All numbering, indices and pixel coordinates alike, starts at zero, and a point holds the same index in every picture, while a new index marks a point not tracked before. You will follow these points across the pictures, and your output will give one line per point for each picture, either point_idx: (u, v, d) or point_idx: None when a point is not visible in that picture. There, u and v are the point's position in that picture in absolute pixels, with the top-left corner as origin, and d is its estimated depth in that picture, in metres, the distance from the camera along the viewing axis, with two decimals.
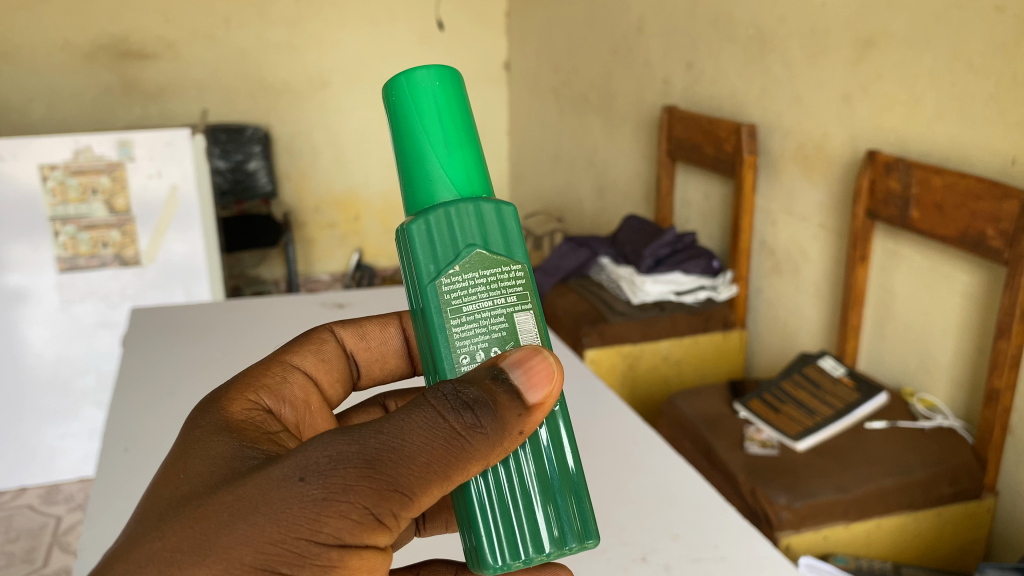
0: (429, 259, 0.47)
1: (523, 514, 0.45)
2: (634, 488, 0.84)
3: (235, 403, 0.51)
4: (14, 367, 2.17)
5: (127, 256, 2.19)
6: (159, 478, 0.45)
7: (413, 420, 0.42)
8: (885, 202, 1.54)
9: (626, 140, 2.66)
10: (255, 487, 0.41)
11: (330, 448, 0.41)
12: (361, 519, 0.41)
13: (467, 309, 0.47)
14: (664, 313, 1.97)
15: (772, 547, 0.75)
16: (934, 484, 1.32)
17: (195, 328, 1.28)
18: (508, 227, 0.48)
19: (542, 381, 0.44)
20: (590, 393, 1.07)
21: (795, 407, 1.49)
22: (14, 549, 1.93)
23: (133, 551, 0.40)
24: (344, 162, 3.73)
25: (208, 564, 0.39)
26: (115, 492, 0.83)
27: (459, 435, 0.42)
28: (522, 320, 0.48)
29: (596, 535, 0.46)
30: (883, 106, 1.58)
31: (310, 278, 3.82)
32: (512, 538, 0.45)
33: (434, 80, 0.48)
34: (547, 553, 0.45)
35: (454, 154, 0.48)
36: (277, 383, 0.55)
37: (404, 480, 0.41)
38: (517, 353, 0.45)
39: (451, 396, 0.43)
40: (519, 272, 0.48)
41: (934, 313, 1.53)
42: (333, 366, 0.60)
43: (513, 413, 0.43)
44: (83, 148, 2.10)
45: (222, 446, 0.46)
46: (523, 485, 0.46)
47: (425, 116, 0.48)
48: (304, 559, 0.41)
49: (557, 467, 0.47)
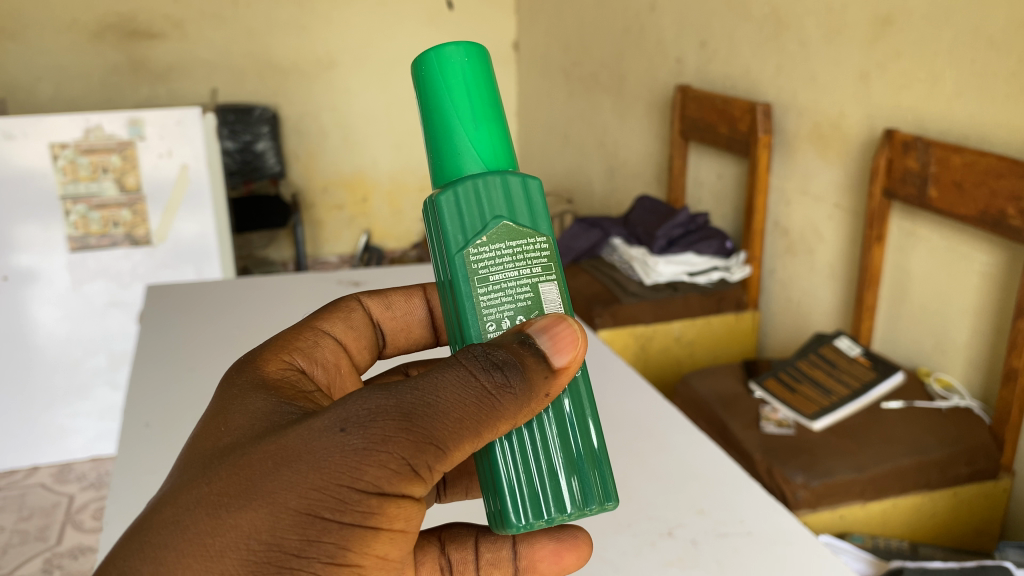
0: (456, 231, 0.47)
1: (546, 477, 0.46)
2: (657, 463, 0.84)
3: (270, 363, 0.51)
4: (25, 347, 2.17)
5: (138, 236, 2.19)
6: (201, 432, 0.45)
7: (445, 378, 0.42)
8: (903, 181, 1.53)
9: (637, 120, 2.65)
10: (297, 437, 0.41)
11: (369, 401, 0.41)
12: (399, 469, 0.41)
13: (493, 278, 0.47)
14: (677, 293, 1.96)
15: (798, 522, 0.75)
16: (951, 463, 1.32)
17: (213, 305, 1.28)
18: (534, 200, 0.48)
19: (567, 347, 0.44)
20: (611, 371, 1.07)
21: (811, 387, 1.48)
22: (27, 527, 1.93)
23: (181, 497, 0.40)
24: (352, 142, 3.71)
25: (254, 508, 0.39)
26: (140, 466, 0.83)
27: (489, 395, 0.42)
28: (547, 291, 0.48)
29: (616, 498, 0.47)
30: (901, 84, 1.57)
31: (319, 260, 3.82)
32: (535, 500, 0.46)
33: (463, 57, 0.47)
34: (568, 513, 0.46)
35: (481, 128, 0.47)
36: (309, 347, 0.55)
37: (439, 434, 0.41)
38: (542, 320, 0.45)
39: (480, 356, 0.43)
40: (544, 244, 0.48)
41: (951, 293, 1.52)
42: (360, 332, 0.59)
43: (540, 376, 0.44)
44: (94, 127, 2.09)
45: (261, 402, 0.46)
46: (546, 452, 0.46)
47: (452, 90, 0.48)
48: (345, 506, 0.40)
49: (580, 437, 0.47)
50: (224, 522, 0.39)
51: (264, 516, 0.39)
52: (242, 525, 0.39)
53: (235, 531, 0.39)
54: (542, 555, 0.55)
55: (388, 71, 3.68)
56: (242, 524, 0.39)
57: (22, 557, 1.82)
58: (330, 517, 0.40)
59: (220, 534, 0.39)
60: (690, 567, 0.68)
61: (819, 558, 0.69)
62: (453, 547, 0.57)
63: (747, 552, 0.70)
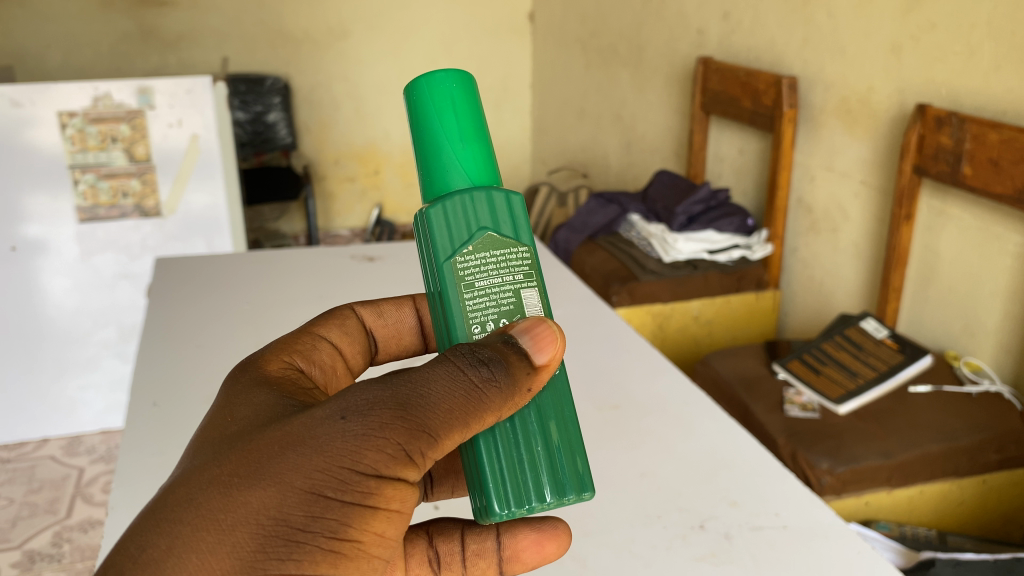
0: (443, 236, 0.45)
1: (526, 459, 0.44)
2: (685, 450, 0.80)
3: (268, 362, 0.48)
4: (35, 318, 2.15)
5: (148, 207, 2.15)
6: (206, 424, 0.43)
7: (434, 372, 0.41)
8: (935, 157, 1.47)
9: (656, 92, 2.59)
10: (300, 424, 0.40)
11: (366, 392, 0.40)
12: (395, 454, 0.39)
13: (479, 284, 0.45)
14: (696, 272, 1.92)
15: (836, 513, 0.71)
16: (980, 451, 1.27)
17: (219, 279, 1.24)
18: (517, 213, 0.46)
19: (548, 345, 0.43)
20: (641, 354, 1.02)
21: (836, 368, 1.44)
22: (37, 499, 1.92)
23: (190, 481, 0.39)
24: (365, 114, 3.67)
25: (263, 487, 0.38)
26: (143, 447, 0.80)
27: (476, 389, 0.41)
28: (529, 296, 0.46)
29: (592, 488, 0.44)
30: (935, 57, 1.51)
31: (330, 233, 3.78)
32: (517, 485, 0.43)
33: (452, 83, 0.46)
34: (548, 501, 0.44)
35: (470, 149, 0.46)
36: (307, 349, 0.51)
37: (431, 423, 0.40)
38: (523, 322, 0.44)
39: (466, 353, 0.42)
40: (526, 253, 0.46)
41: (982, 274, 1.47)
42: (355, 339, 0.55)
43: (522, 372, 0.42)
44: (102, 95, 2.04)
45: (265, 394, 0.44)
46: (528, 441, 0.44)
47: (442, 114, 0.46)
48: (346, 487, 0.39)
49: (559, 424, 0.45)
50: (235, 499, 0.37)
51: (272, 494, 0.38)
52: (252, 502, 0.37)
53: (245, 508, 0.37)
54: (524, 545, 0.52)
55: (401, 40, 3.62)
56: (253, 501, 0.37)
57: (32, 529, 1.81)
58: (333, 495, 0.38)
59: (232, 510, 0.37)
60: (723, 562, 0.65)
61: (857, 554, 0.66)
62: (440, 540, 0.53)
63: (784, 548, 0.67)
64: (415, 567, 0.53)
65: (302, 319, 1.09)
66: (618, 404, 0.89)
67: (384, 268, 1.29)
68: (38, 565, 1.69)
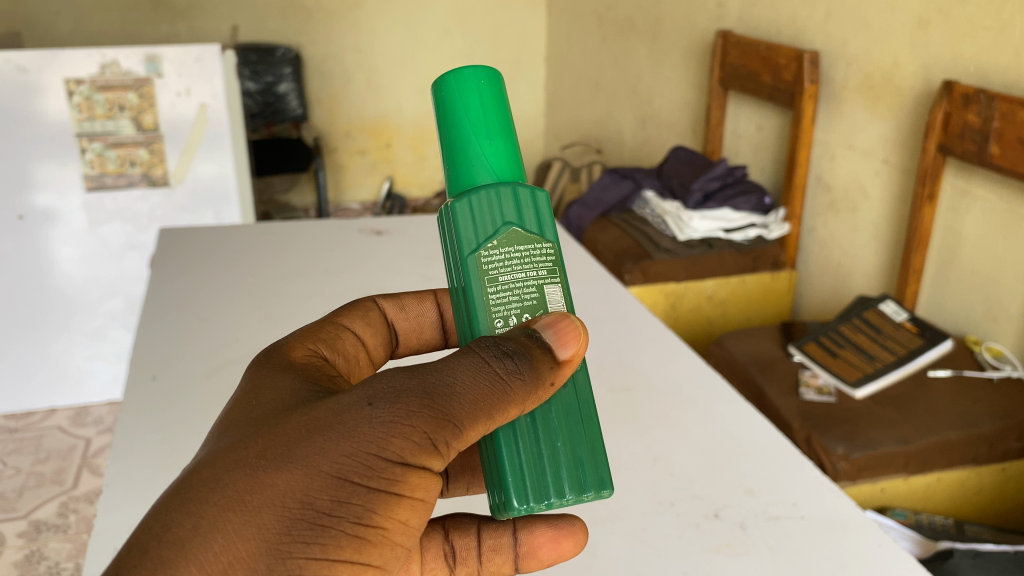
0: (469, 230, 0.42)
1: (545, 453, 0.41)
2: (700, 435, 0.78)
3: (292, 349, 0.45)
4: (43, 287, 2.14)
5: (155, 176, 2.13)
6: (228, 409, 0.41)
7: (457, 363, 0.39)
8: (961, 136, 1.43)
9: (673, 67, 2.54)
10: (329, 409, 0.37)
11: (392, 380, 0.38)
12: (421, 443, 0.37)
13: (503, 279, 0.42)
14: (712, 250, 1.88)
15: (856, 503, 0.68)
16: (1001, 438, 1.23)
17: (224, 251, 1.22)
18: (543, 210, 0.44)
19: (571, 341, 0.40)
20: (653, 332, 1.00)
21: (853, 352, 1.41)
22: (44, 469, 1.92)
23: (213, 461, 0.36)
24: (376, 86, 3.63)
25: (289, 470, 0.35)
26: (142, 421, 0.77)
27: (499, 381, 0.39)
28: (552, 292, 0.43)
29: (611, 485, 0.41)
30: (965, 32, 1.46)
31: (340, 206, 3.75)
32: (535, 478, 0.41)
33: (480, 79, 0.44)
34: (566, 497, 0.41)
35: (495, 145, 0.44)
36: (331, 337, 0.48)
37: (456, 413, 0.38)
38: (545, 316, 0.41)
39: (490, 345, 0.40)
40: (550, 249, 0.43)
41: (1007, 256, 1.43)
42: (378, 330, 0.52)
43: (545, 366, 0.40)
44: (110, 62, 2.01)
45: (290, 379, 0.42)
46: (548, 437, 0.41)
47: (469, 108, 0.44)
48: (372, 474, 0.36)
49: (578, 420, 0.42)
50: (261, 480, 0.35)
51: (299, 477, 0.35)
52: (279, 484, 0.35)
53: (272, 490, 0.35)
54: (541, 542, 0.49)
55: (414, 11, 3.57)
56: (279, 483, 0.35)
57: (38, 499, 1.80)
58: (359, 480, 0.36)
59: (259, 490, 0.35)
60: (739, 553, 0.62)
61: (878, 547, 0.63)
62: (457, 535, 0.50)
63: (802, 539, 0.64)
64: (430, 561, 0.50)
65: (310, 293, 1.06)
66: (630, 386, 0.86)
67: (392, 242, 1.27)
68: (44, 535, 1.68)
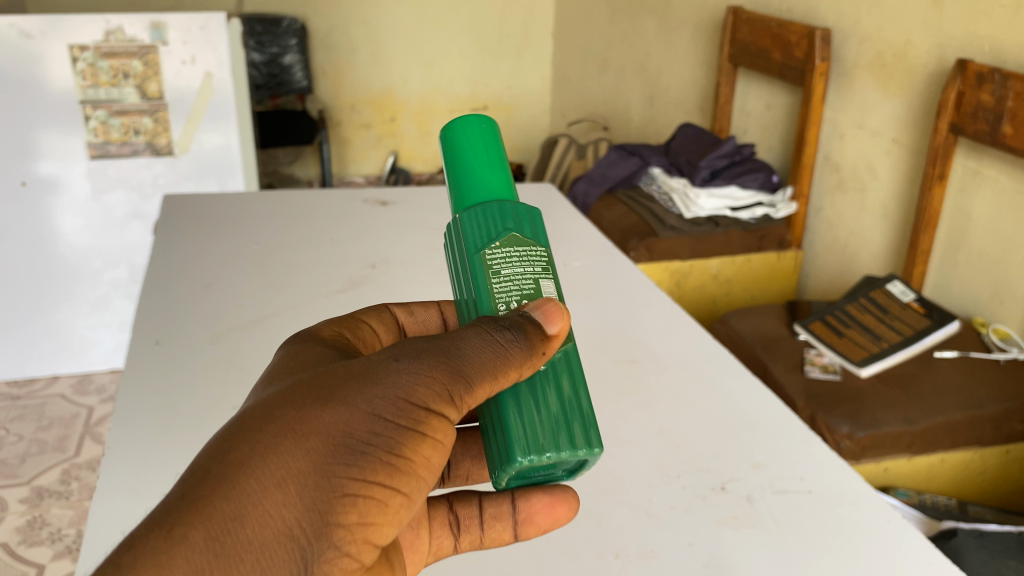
0: (471, 237, 0.43)
1: (541, 406, 0.40)
2: (708, 408, 0.77)
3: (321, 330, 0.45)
4: (46, 255, 2.14)
5: (160, 145, 2.11)
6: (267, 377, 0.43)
7: (467, 332, 0.40)
8: (974, 116, 1.41)
9: (683, 43, 2.52)
10: (360, 363, 0.39)
11: (415, 343, 0.40)
12: (443, 392, 0.38)
13: (505, 273, 0.42)
14: (718, 229, 1.87)
15: (863, 478, 0.68)
16: (1006, 419, 1.23)
17: (229, 218, 1.21)
18: (538, 224, 0.44)
19: (556, 319, 0.40)
20: (661, 306, 0.99)
21: (859, 331, 1.40)
22: (47, 436, 1.92)
23: (258, 405, 0.38)
24: (382, 59, 3.60)
25: (328, 409, 0.37)
26: (146, 386, 0.77)
27: (499, 349, 0.39)
28: (548, 285, 0.43)
29: (601, 445, 0.40)
30: (980, 10, 1.44)
31: (345, 180, 3.73)
32: (535, 428, 0.40)
33: (480, 123, 0.47)
34: (564, 450, 0.39)
35: (493, 174, 0.45)
36: (352, 325, 0.48)
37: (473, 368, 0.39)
38: (534, 300, 0.41)
39: (489, 320, 0.40)
40: (544, 252, 0.44)
41: (1016, 237, 1.42)
42: (393, 329, 0.51)
43: (538, 340, 0.40)
44: (115, 29, 1.99)
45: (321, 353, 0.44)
46: (544, 394, 0.41)
47: (471, 144, 0.46)
48: (403, 414, 0.38)
49: (572, 383, 0.42)
50: (304, 416, 0.37)
51: (339, 414, 0.37)
52: (320, 419, 0.37)
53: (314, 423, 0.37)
54: (538, 508, 0.47)
55: None
56: (320, 419, 0.37)
57: (41, 466, 1.81)
58: (391, 418, 0.38)
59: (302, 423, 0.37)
60: (745, 526, 0.62)
61: (886, 522, 0.63)
62: (460, 504, 0.51)
63: (810, 512, 0.63)
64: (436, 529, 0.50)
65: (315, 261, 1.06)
66: (637, 359, 0.86)
67: (398, 212, 1.26)
68: (47, 501, 1.69)
